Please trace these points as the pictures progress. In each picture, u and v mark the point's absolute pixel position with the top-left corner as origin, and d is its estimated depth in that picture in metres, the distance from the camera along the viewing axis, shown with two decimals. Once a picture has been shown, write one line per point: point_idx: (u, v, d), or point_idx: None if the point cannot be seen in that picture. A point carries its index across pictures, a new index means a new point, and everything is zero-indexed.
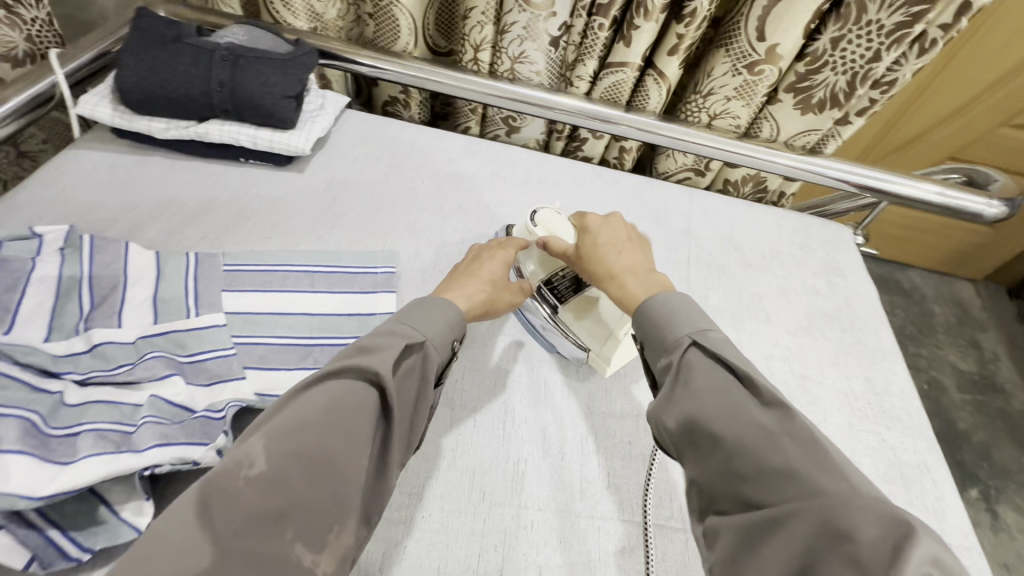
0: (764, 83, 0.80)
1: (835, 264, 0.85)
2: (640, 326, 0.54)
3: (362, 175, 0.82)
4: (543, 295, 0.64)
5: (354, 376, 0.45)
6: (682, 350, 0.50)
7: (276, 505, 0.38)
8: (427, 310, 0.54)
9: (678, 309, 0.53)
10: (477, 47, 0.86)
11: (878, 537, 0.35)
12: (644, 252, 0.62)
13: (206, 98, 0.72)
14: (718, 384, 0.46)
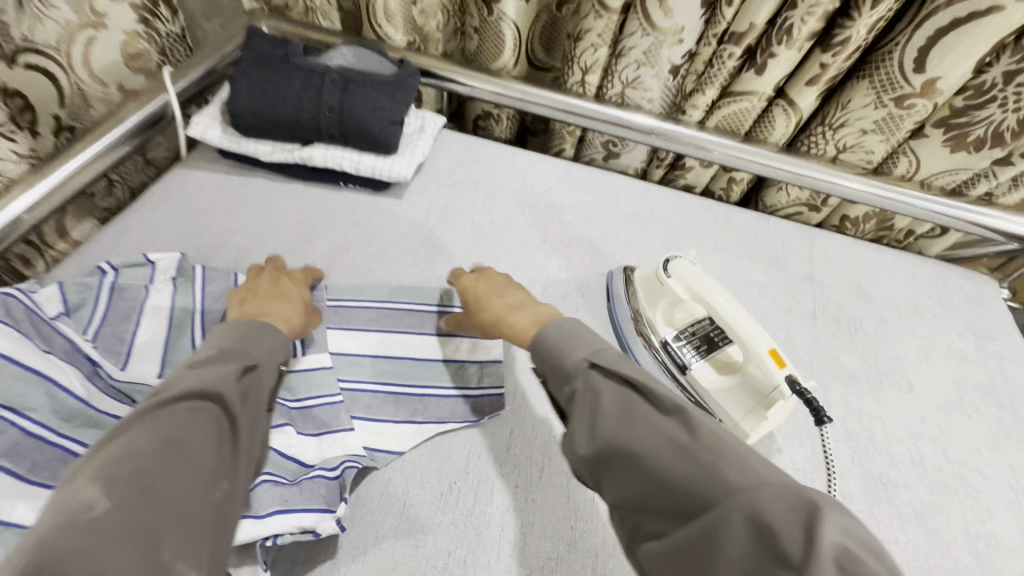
0: (913, 118, 0.68)
1: (983, 325, 0.74)
2: (540, 356, 0.48)
3: (462, 203, 0.79)
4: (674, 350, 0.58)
5: (187, 407, 0.37)
6: (582, 375, 0.44)
7: (115, 542, 0.30)
8: (251, 336, 0.46)
9: (570, 331, 0.48)
10: (586, 70, 0.80)
11: (775, 513, 0.30)
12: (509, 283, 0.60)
13: (314, 123, 0.70)
14: (627, 404, 0.40)
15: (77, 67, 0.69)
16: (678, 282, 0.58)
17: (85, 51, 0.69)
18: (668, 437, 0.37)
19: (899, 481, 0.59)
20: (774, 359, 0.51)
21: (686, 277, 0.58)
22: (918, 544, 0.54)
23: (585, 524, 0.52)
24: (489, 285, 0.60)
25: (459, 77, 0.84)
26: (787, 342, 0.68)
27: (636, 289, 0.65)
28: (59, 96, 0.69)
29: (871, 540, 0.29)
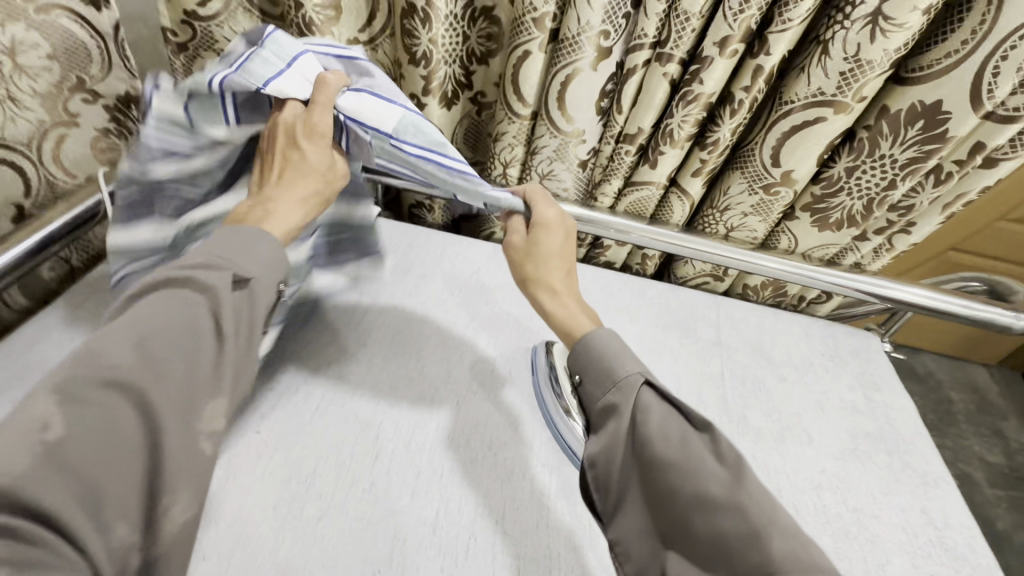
0: (780, 203, 0.80)
1: (869, 377, 0.83)
2: (580, 360, 0.54)
3: (396, 286, 0.83)
4: None
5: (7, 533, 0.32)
6: (633, 390, 0.50)
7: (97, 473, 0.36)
8: (119, 402, 0.39)
9: (616, 349, 0.53)
10: (507, 164, 0.89)
11: (784, 552, 0.39)
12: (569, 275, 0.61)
13: None
14: (667, 427, 0.47)
15: (46, 161, 0.74)
16: None
17: (55, 147, 0.74)
18: (713, 469, 0.44)
19: (806, 529, 0.63)
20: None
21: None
22: None
23: None
24: (556, 241, 0.61)
25: (391, 171, 0.91)
26: (699, 404, 0.74)
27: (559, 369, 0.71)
28: (26, 188, 0.73)
29: None
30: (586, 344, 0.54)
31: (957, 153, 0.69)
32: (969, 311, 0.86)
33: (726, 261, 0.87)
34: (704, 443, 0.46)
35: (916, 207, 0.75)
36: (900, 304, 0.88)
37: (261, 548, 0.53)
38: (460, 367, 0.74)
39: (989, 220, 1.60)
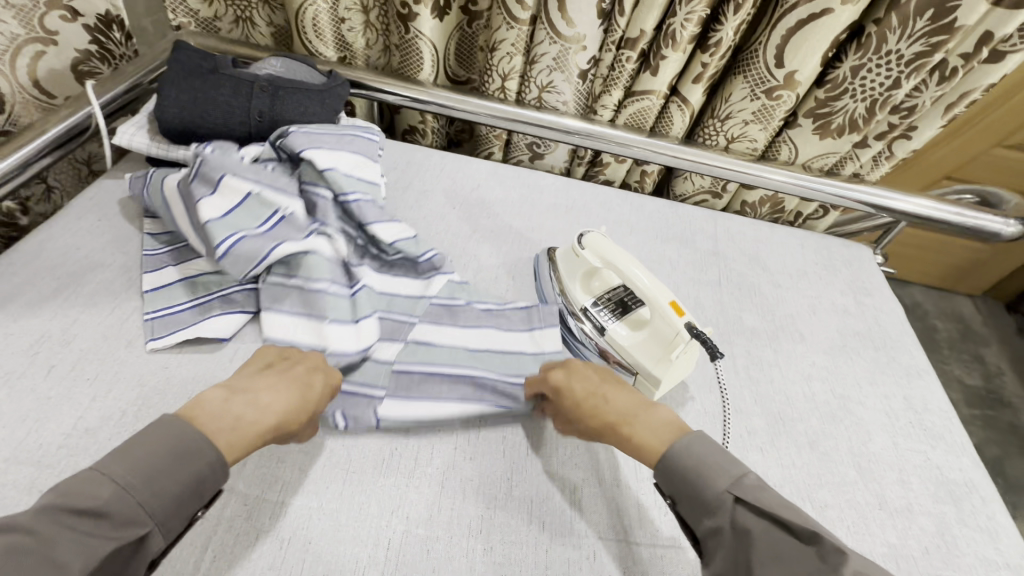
0: (782, 108, 0.80)
1: (860, 284, 0.86)
2: (669, 483, 0.49)
3: (397, 201, 0.83)
4: (592, 317, 0.65)
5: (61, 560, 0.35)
6: (727, 511, 0.45)
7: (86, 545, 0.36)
8: (163, 452, 0.42)
9: (699, 459, 0.49)
10: (505, 77, 0.88)
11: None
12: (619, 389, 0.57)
13: (245, 128, 0.72)
14: (770, 535, 0.43)
15: (17, 76, 0.73)
16: (593, 255, 0.65)
17: (29, 63, 0.73)
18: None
19: (796, 413, 0.66)
20: (674, 314, 0.59)
21: (600, 248, 0.65)
22: (810, 463, 0.62)
23: (523, 474, 0.55)
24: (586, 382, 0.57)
25: (387, 86, 0.89)
26: (697, 308, 0.76)
27: (558, 265, 0.71)
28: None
29: None
30: (672, 456, 0.50)
31: (962, 47, 0.68)
32: (960, 218, 0.88)
33: (727, 172, 0.87)
34: (811, 556, 0.41)
35: (919, 108, 0.75)
36: (894, 213, 0.89)
37: None
38: (466, 275, 0.75)
39: (986, 147, 1.59)
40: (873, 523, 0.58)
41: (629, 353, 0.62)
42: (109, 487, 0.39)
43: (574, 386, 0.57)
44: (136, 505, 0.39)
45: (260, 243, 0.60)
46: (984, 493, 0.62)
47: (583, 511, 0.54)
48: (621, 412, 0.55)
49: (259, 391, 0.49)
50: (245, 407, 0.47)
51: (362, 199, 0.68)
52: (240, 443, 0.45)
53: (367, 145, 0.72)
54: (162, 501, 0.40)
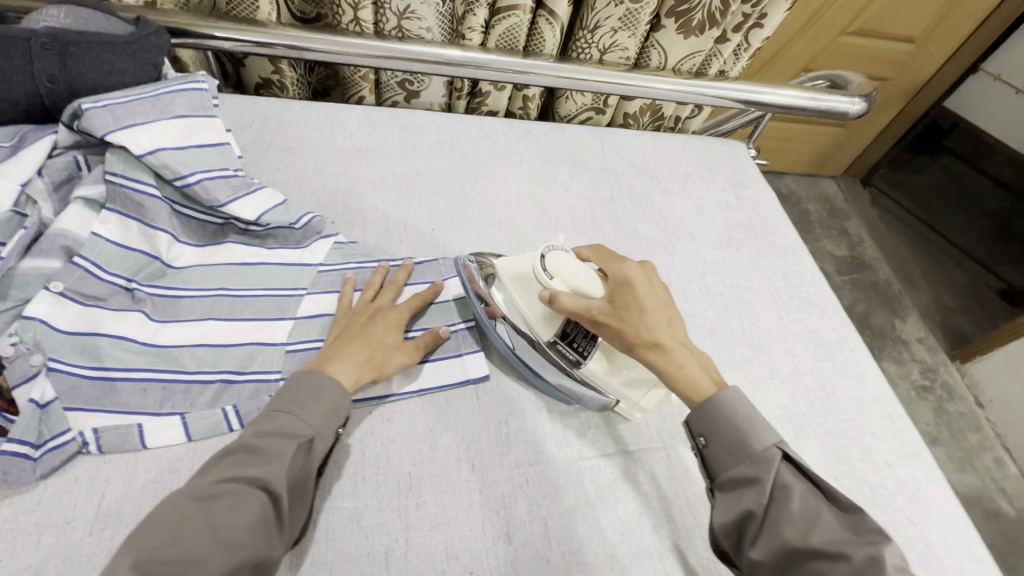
0: (645, 10, 0.79)
1: (739, 179, 0.91)
2: (705, 420, 0.47)
3: (258, 163, 0.73)
4: (564, 348, 0.56)
5: (239, 486, 0.41)
6: (772, 464, 0.45)
7: (184, 544, 0.37)
8: (306, 393, 0.47)
9: (746, 415, 0.47)
10: (356, 6, 0.78)
11: None
12: (679, 320, 0.53)
13: (35, 99, 0.59)
14: (744, 427, 0.46)
15: None
16: (561, 281, 0.54)
17: None
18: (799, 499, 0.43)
19: (696, 309, 0.70)
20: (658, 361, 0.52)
21: (567, 274, 0.55)
22: (712, 351, 0.66)
23: (446, 423, 0.54)
24: (653, 296, 0.53)
25: (216, 31, 0.76)
26: (595, 227, 0.77)
27: (505, 287, 0.58)
28: None
29: None
30: (715, 396, 0.48)
31: None
32: (817, 102, 0.94)
33: (605, 86, 0.85)
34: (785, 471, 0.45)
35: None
36: (762, 106, 0.94)
37: (168, 428, 0.49)
38: (353, 233, 0.70)
39: (834, 35, 1.72)
40: (770, 392, 0.64)
41: (624, 387, 0.55)
42: (268, 421, 0.45)
43: (638, 277, 0.54)
44: (300, 427, 0.45)
45: (92, 274, 0.53)
46: (851, 344, 0.71)
47: (512, 444, 0.54)
48: (675, 338, 0.51)
49: (355, 357, 0.52)
50: (357, 355, 0.52)
51: (205, 177, 0.58)
52: (354, 375, 0.50)
53: (194, 101, 0.61)
54: (330, 425, 0.47)
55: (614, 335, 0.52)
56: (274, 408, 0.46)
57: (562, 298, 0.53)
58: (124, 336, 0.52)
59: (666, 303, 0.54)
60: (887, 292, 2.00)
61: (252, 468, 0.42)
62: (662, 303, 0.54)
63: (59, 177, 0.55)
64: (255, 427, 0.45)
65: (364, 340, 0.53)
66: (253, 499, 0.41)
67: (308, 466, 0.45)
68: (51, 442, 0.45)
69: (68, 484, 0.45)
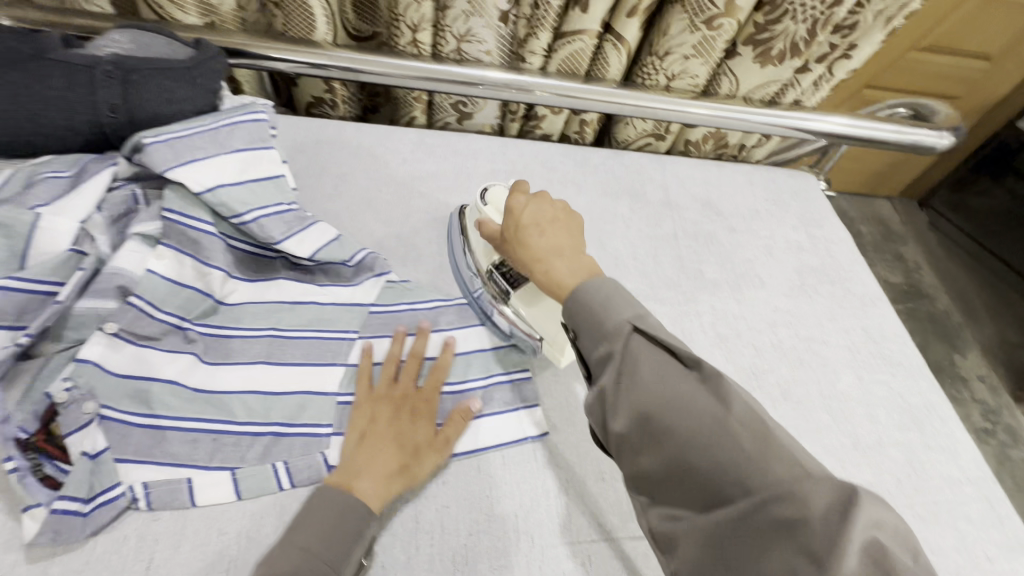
0: (723, 37, 0.73)
1: (810, 216, 0.84)
2: (573, 316, 0.46)
3: (311, 191, 0.71)
4: (493, 280, 0.61)
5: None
6: (718, 412, 0.38)
7: None
8: (324, 517, 0.44)
9: (609, 294, 0.46)
10: (415, 28, 0.75)
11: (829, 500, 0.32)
12: (571, 234, 0.55)
13: (96, 129, 0.57)
14: (663, 370, 0.41)
15: None
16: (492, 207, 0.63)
17: None
18: (734, 438, 0.37)
19: (767, 365, 0.65)
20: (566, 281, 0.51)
21: (500, 202, 0.63)
22: (786, 414, 0.61)
23: (503, 489, 0.51)
24: (541, 212, 0.56)
25: (273, 53, 0.75)
26: (657, 267, 0.72)
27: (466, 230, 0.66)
28: None
29: (896, 525, 0.33)
30: (575, 291, 0.47)
31: None
32: (900, 135, 0.87)
33: (671, 115, 0.81)
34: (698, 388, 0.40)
35: (860, 24, 0.71)
36: (839, 138, 0.87)
37: (218, 485, 0.47)
38: (406, 269, 0.67)
39: (903, 51, 1.62)
40: (851, 465, 0.58)
41: (535, 319, 0.58)
42: (286, 564, 0.41)
43: (525, 205, 0.56)
44: (322, 569, 0.42)
45: (148, 314, 0.51)
46: (940, 411, 0.64)
47: (573, 516, 0.50)
48: (559, 249, 0.53)
49: (382, 470, 0.47)
50: (386, 468, 0.48)
51: (262, 213, 0.56)
52: (384, 491, 0.47)
53: (253, 132, 0.59)
54: (351, 558, 0.44)
55: (512, 257, 0.56)
56: (291, 542, 0.43)
57: (488, 223, 0.60)
58: (176, 381, 0.50)
59: (574, 243, 0.54)
60: (946, 324, 1.88)
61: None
62: (573, 236, 0.55)
63: (117, 211, 0.54)
64: (267, 562, 0.41)
65: (391, 444, 0.49)
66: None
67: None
68: (101, 496, 0.44)
69: (118, 543, 0.43)
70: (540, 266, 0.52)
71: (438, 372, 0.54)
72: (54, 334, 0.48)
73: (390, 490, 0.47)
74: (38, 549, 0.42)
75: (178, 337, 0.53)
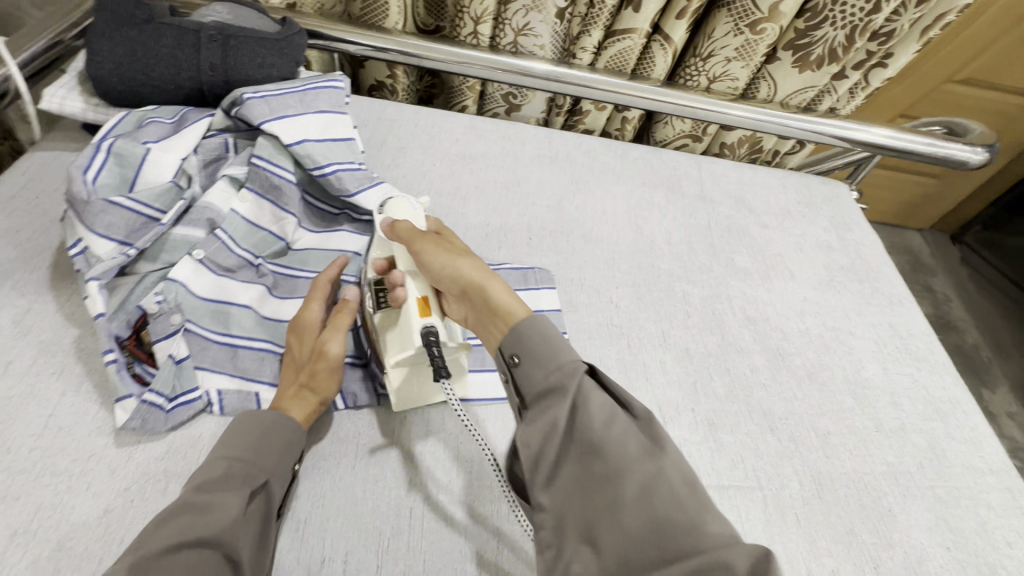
0: (764, 42, 0.78)
1: (841, 220, 0.87)
2: (516, 338, 0.44)
3: (371, 161, 0.77)
4: (367, 296, 0.54)
5: (190, 550, 0.37)
6: (577, 379, 0.41)
7: None
8: (244, 431, 0.46)
9: (546, 331, 0.44)
10: (477, 20, 0.82)
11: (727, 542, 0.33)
12: (481, 263, 0.50)
13: (195, 85, 0.64)
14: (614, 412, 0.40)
15: None
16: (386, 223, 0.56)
17: None
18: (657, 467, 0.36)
19: (793, 348, 0.67)
20: (419, 308, 0.50)
21: (404, 214, 0.56)
22: (810, 394, 0.63)
23: None
24: (434, 249, 0.51)
25: (347, 35, 0.82)
26: (690, 252, 0.76)
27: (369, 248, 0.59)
28: None
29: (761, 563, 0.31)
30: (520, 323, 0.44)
31: None
32: (934, 148, 0.90)
33: (710, 113, 0.85)
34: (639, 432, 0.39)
35: (896, 32, 0.75)
36: (872, 148, 0.90)
37: None
38: (454, 235, 0.72)
39: (939, 82, 1.64)
40: (872, 445, 0.60)
41: (387, 353, 0.52)
42: (213, 473, 0.42)
43: (445, 255, 0.50)
44: (251, 472, 0.43)
45: (230, 249, 0.57)
46: (963, 404, 0.66)
47: None
48: (482, 299, 0.47)
49: (285, 391, 0.49)
50: (287, 389, 0.50)
51: (340, 168, 0.63)
52: (284, 405, 0.49)
53: (334, 98, 0.65)
54: (286, 462, 0.46)
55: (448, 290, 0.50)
56: (218, 455, 0.44)
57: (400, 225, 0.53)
58: (250, 307, 0.56)
59: (478, 267, 0.49)
60: (975, 358, 1.85)
61: (203, 526, 0.38)
62: (456, 255, 0.50)
63: (210, 155, 0.60)
64: (200, 472, 0.42)
65: (291, 367, 0.51)
66: (211, 560, 0.38)
67: (263, 510, 0.43)
68: (182, 397, 0.49)
69: (192, 439, 0.48)
70: (474, 291, 0.48)
71: (323, 292, 0.55)
72: (150, 256, 0.54)
73: (298, 403, 0.49)
74: (125, 435, 0.47)
75: (252, 272, 0.58)
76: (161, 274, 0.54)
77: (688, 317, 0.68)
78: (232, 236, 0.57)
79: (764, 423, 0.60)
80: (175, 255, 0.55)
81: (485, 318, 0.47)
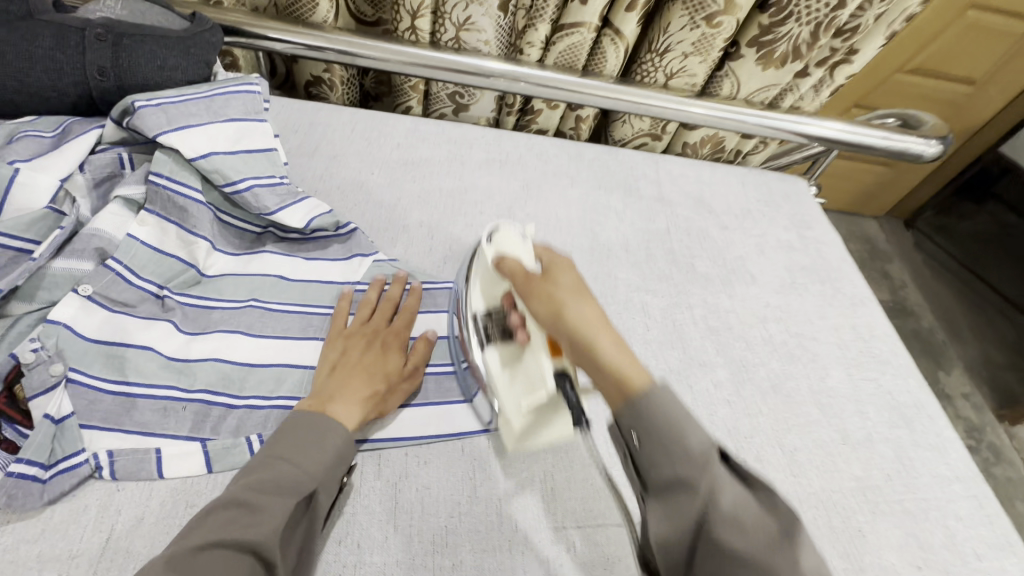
0: (722, 36, 0.74)
1: (801, 218, 0.85)
2: (635, 416, 0.38)
3: (302, 172, 0.70)
4: (473, 325, 0.52)
5: (220, 549, 0.36)
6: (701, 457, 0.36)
7: None
8: (305, 437, 0.43)
9: (672, 409, 0.37)
10: (414, 14, 0.75)
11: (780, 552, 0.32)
12: (594, 305, 0.44)
13: (83, 91, 0.56)
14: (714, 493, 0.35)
15: None
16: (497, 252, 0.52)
17: None
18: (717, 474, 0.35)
19: (757, 359, 0.64)
20: (547, 345, 0.47)
21: (507, 246, 0.53)
22: (775, 408, 0.60)
23: (486, 470, 0.49)
24: (569, 280, 0.46)
25: (270, 31, 0.74)
26: (649, 260, 0.72)
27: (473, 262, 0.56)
28: None
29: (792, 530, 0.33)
30: (641, 392, 0.38)
31: None
32: (891, 143, 0.89)
33: (669, 113, 0.81)
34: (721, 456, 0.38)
35: (862, 28, 0.72)
36: (831, 144, 0.89)
37: (188, 455, 0.44)
38: (394, 250, 0.66)
39: (891, 72, 1.66)
40: (839, 460, 0.57)
41: (498, 390, 0.48)
42: (262, 473, 0.40)
43: (559, 271, 0.47)
44: (301, 478, 0.41)
45: (125, 282, 0.49)
46: (927, 407, 0.64)
47: (559, 500, 0.49)
48: (589, 318, 0.43)
49: (357, 396, 0.47)
50: (361, 392, 0.48)
51: (256, 184, 0.56)
52: (357, 414, 0.47)
53: (248, 104, 0.58)
54: (333, 474, 0.43)
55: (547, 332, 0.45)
56: (272, 452, 0.42)
57: (506, 260, 0.49)
58: (151, 347, 0.48)
59: (594, 311, 0.44)
60: (931, 342, 1.91)
61: (242, 528, 0.37)
62: (573, 306, 0.44)
63: (101, 174, 0.53)
64: (246, 469, 0.41)
65: (363, 372, 0.49)
66: (243, 566, 0.36)
67: (307, 523, 0.40)
68: (63, 463, 0.42)
69: (76, 512, 0.41)
70: (578, 342, 0.42)
71: (405, 320, 0.55)
72: (26, 295, 0.46)
73: (365, 419, 0.47)
74: None
75: (154, 307, 0.51)
76: (42, 314, 0.47)
77: (647, 331, 0.64)
78: (128, 267, 0.50)
79: (728, 442, 0.56)
80: (59, 293, 0.47)
81: (593, 372, 0.41)
